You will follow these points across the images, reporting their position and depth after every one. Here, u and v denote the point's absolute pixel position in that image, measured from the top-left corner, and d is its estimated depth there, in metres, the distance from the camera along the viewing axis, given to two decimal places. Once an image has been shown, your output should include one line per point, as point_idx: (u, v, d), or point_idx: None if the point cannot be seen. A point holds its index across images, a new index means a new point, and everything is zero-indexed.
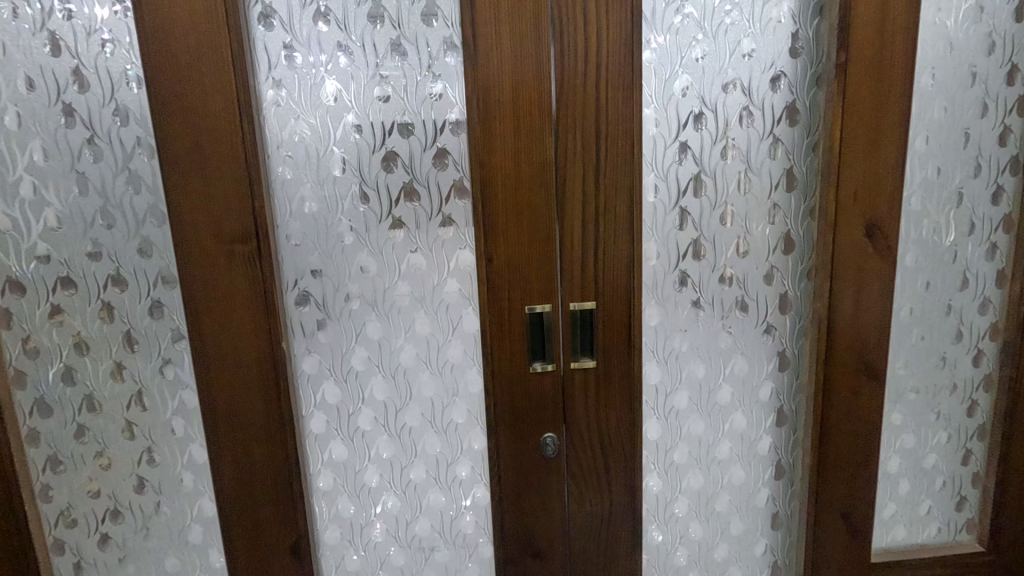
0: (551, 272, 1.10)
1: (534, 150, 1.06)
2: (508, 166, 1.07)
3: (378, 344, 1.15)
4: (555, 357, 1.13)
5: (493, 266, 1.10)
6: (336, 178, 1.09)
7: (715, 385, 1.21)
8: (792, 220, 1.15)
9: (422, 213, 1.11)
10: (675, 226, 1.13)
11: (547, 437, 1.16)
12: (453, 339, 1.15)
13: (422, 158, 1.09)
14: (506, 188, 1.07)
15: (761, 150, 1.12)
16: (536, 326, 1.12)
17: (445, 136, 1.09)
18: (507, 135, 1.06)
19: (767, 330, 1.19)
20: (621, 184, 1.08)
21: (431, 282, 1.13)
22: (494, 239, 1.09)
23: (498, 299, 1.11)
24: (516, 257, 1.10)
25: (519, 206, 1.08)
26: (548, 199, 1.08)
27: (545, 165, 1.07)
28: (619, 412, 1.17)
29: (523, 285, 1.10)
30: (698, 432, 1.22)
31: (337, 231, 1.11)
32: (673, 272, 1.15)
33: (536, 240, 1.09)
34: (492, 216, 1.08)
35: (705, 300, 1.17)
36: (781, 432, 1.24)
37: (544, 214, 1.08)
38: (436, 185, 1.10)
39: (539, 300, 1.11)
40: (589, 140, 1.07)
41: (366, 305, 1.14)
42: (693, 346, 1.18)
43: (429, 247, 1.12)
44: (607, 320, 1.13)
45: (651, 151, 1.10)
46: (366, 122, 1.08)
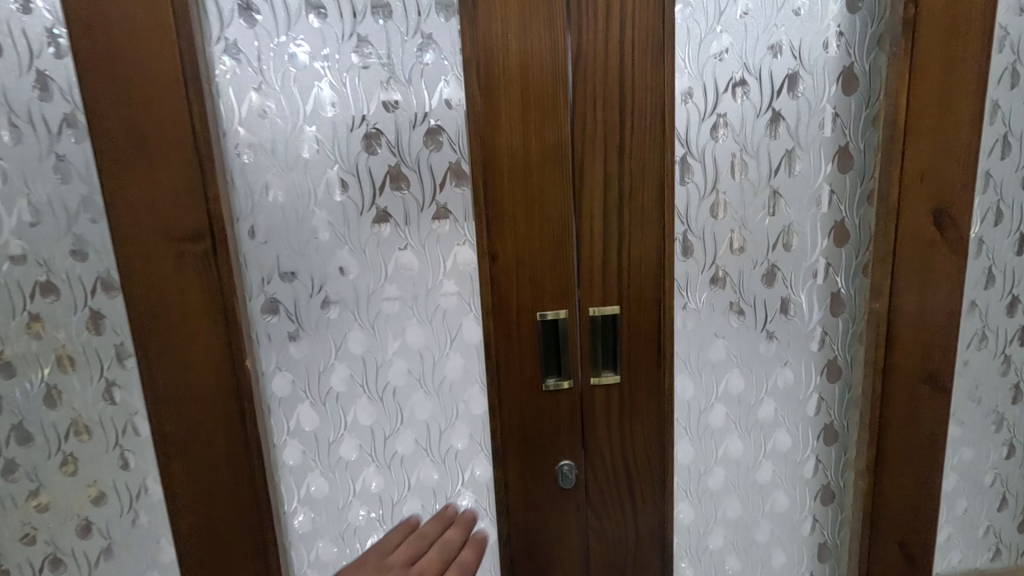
0: (566, 271, 0.93)
1: (545, 125, 0.89)
2: (514, 145, 0.89)
3: (363, 359, 0.97)
4: (573, 371, 0.96)
5: (498, 265, 0.92)
6: (307, 162, 0.91)
7: (755, 400, 1.04)
8: (846, 207, 0.99)
9: (412, 203, 0.93)
10: (711, 216, 0.97)
11: (563, 466, 0.99)
12: (451, 352, 0.98)
13: (411, 137, 0.91)
14: (511, 172, 0.90)
15: (811, 125, 0.95)
16: (550, 335, 0.95)
17: (438, 110, 0.91)
18: (513, 108, 0.88)
19: (815, 335, 1.03)
20: (650, 166, 0.91)
21: (425, 285, 0.95)
22: (498, 232, 0.91)
23: (504, 304, 0.93)
24: (524, 254, 0.92)
25: (527, 193, 0.90)
26: (562, 184, 0.90)
27: (559, 145, 0.89)
28: (646, 434, 1.00)
29: (533, 287, 0.93)
30: (737, 453, 1.06)
31: (311, 226, 0.92)
32: (708, 269, 0.98)
33: (549, 233, 0.91)
34: (496, 205, 0.90)
35: (745, 301, 1.00)
36: (831, 452, 1.08)
37: (557, 202, 0.91)
38: (429, 169, 0.92)
39: (552, 305, 0.94)
40: (612, 113, 0.89)
41: (347, 314, 0.95)
42: (731, 355, 1.02)
43: (421, 244, 0.94)
44: (632, 327, 0.96)
45: (684, 126, 0.93)
46: (342, 94, 0.89)
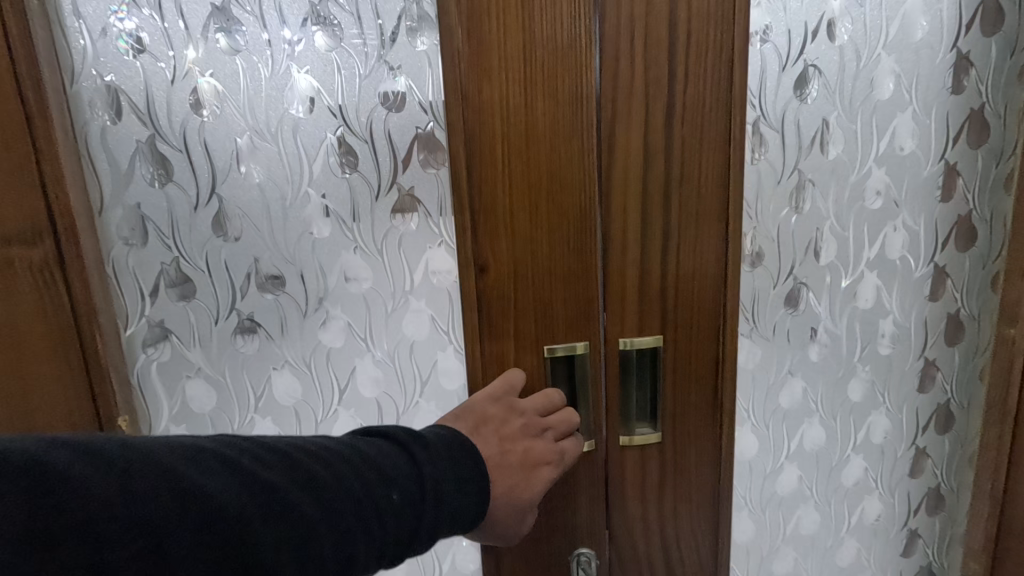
0: (588, 288, 0.64)
1: (559, 69, 0.59)
2: (513, 100, 0.59)
3: (297, 412, 0.68)
4: (595, 428, 0.68)
5: (489, 281, 0.62)
6: (201, 127, 0.60)
7: (839, 459, 0.77)
8: (973, 196, 0.71)
9: (362, 188, 0.63)
10: (790, 209, 0.69)
11: (580, 557, 0.71)
12: (423, 400, 0.70)
13: (361, 90, 0.61)
14: (509, 141, 0.59)
15: (935, 79, 0.68)
16: (562, 377, 0.67)
17: (401, 50, 0.61)
18: (512, 40, 0.57)
19: (923, 370, 0.76)
20: (711, 133, 0.62)
21: (384, 307, 0.67)
22: (490, 233, 0.61)
23: (498, 337, 0.64)
24: (528, 264, 0.63)
25: (532, 174, 0.60)
26: (582, 160, 0.61)
27: (580, 100, 0.60)
28: (696, 511, 0.72)
29: (540, 312, 0.64)
30: (812, 529, 0.79)
31: (207, 219, 0.62)
32: (783, 283, 0.70)
33: (563, 234, 0.62)
34: (487, 192, 0.60)
35: (830, 326, 0.73)
36: (934, 524, 0.82)
37: (577, 188, 0.62)
38: (387, 138, 0.63)
39: (568, 336, 0.65)
40: (658, 54, 0.60)
41: (271, 350, 0.66)
42: (810, 400, 0.74)
43: (378, 249, 0.65)
44: (679, 365, 0.68)
45: (758, 78, 0.65)
46: (255, 23, 0.59)
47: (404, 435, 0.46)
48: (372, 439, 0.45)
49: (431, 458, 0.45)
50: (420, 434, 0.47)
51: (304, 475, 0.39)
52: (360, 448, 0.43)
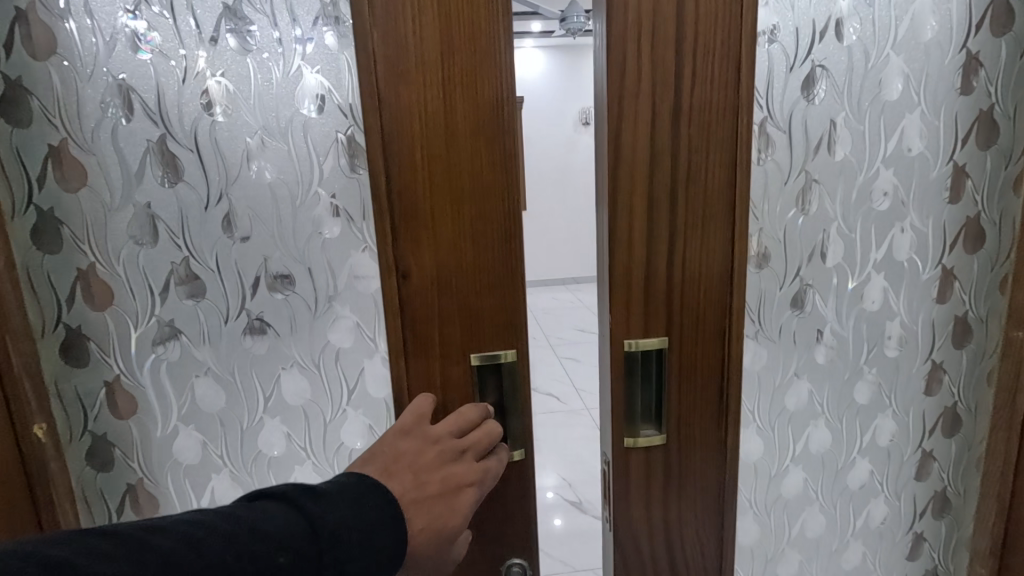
0: (513, 293, 0.64)
1: (477, 74, 0.58)
2: (432, 105, 0.59)
3: (223, 419, 0.67)
4: (524, 436, 0.67)
5: (412, 284, 0.63)
6: (116, 131, 0.58)
7: (845, 462, 0.76)
8: (981, 197, 0.71)
9: (284, 193, 0.62)
10: (796, 209, 0.68)
11: (512, 566, 0.71)
12: (351, 408, 0.69)
13: (278, 96, 0.60)
14: (428, 146, 0.60)
15: (943, 80, 0.67)
16: (493, 385, 0.66)
17: (320, 52, 0.60)
18: (429, 48, 0.57)
19: (931, 373, 0.75)
20: (718, 134, 0.62)
21: (308, 314, 0.65)
22: (413, 238, 0.62)
23: (421, 345, 0.65)
24: (451, 269, 0.63)
25: (452, 179, 0.61)
26: (503, 166, 0.61)
27: (498, 106, 0.60)
28: (700, 512, 0.72)
29: (465, 318, 0.64)
30: (817, 533, 0.79)
31: (124, 223, 0.60)
32: (789, 284, 0.70)
33: (484, 240, 0.62)
34: (408, 197, 0.61)
35: (834, 328, 0.72)
36: (940, 527, 0.81)
37: (497, 192, 0.61)
38: (308, 144, 0.61)
39: (491, 343, 0.65)
40: (664, 54, 0.59)
41: (192, 357, 0.64)
42: (816, 402, 0.74)
43: (300, 255, 0.64)
44: (681, 367, 0.67)
45: (765, 78, 0.64)
46: (167, 27, 0.57)
47: (297, 491, 0.41)
48: (260, 503, 0.40)
49: (330, 515, 0.40)
50: (320, 489, 0.42)
51: (159, 560, 0.34)
52: (237, 517, 0.38)
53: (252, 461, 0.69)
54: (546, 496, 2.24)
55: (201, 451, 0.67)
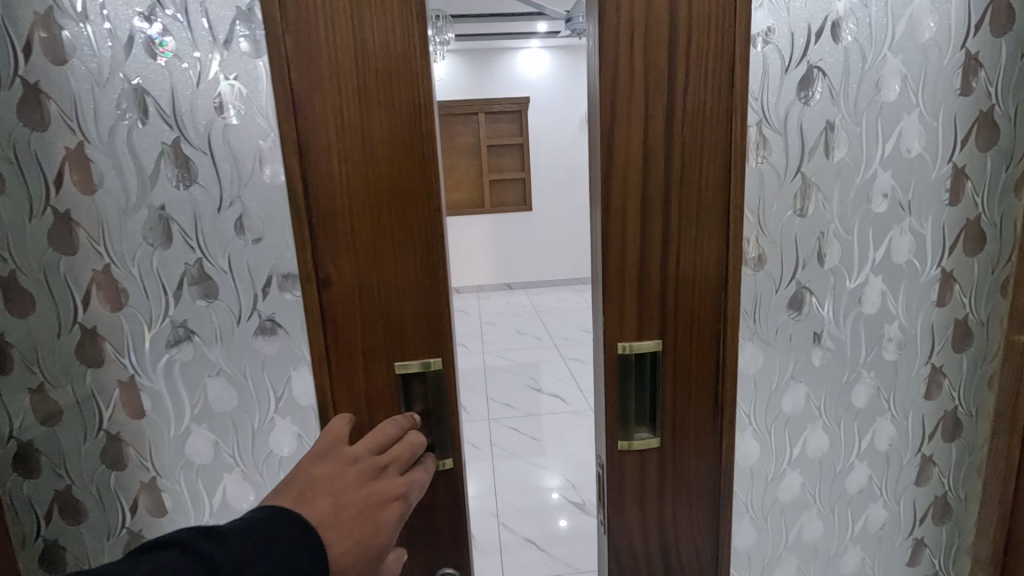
0: (436, 303, 0.63)
1: (395, 84, 0.57)
2: (348, 114, 0.58)
3: (146, 427, 0.65)
4: (451, 446, 0.66)
5: (333, 293, 0.62)
6: (32, 136, 0.57)
7: (843, 466, 0.76)
8: (982, 199, 0.70)
9: (205, 202, 0.61)
10: (793, 211, 0.68)
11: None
12: (277, 415, 0.67)
13: (196, 104, 0.58)
14: (346, 156, 0.59)
15: (943, 80, 0.67)
16: (425, 393, 0.66)
17: (236, 60, 0.58)
18: (343, 57, 0.56)
19: (931, 376, 0.74)
20: (711, 137, 0.62)
21: (231, 322, 0.64)
22: (332, 248, 0.61)
23: (344, 354, 0.64)
24: (373, 278, 0.62)
25: (371, 189, 0.60)
26: (422, 175, 0.60)
27: (415, 116, 0.58)
28: (697, 513, 0.72)
29: (388, 329, 0.63)
30: (815, 537, 0.78)
31: (48, 229, 0.58)
32: (786, 287, 0.70)
33: (404, 249, 0.61)
34: (326, 207, 0.59)
35: (830, 332, 0.72)
36: (940, 532, 0.80)
37: (417, 200, 0.60)
38: (227, 151, 0.60)
39: (415, 355, 0.64)
40: (657, 56, 0.59)
41: (117, 364, 0.62)
42: (814, 406, 0.73)
43: (223, 263, 0.62)
44: (675, 370, 0.67)
45: (761, 78, 0.64)
46: (81, 33, 0.55)
47: (193, 533, 0.37)
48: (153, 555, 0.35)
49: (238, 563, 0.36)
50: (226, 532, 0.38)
51: None
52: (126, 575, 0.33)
53: (181, 471, 0.67)
54: (551, 497, 2.24)
55: (127, 460, 0.65)
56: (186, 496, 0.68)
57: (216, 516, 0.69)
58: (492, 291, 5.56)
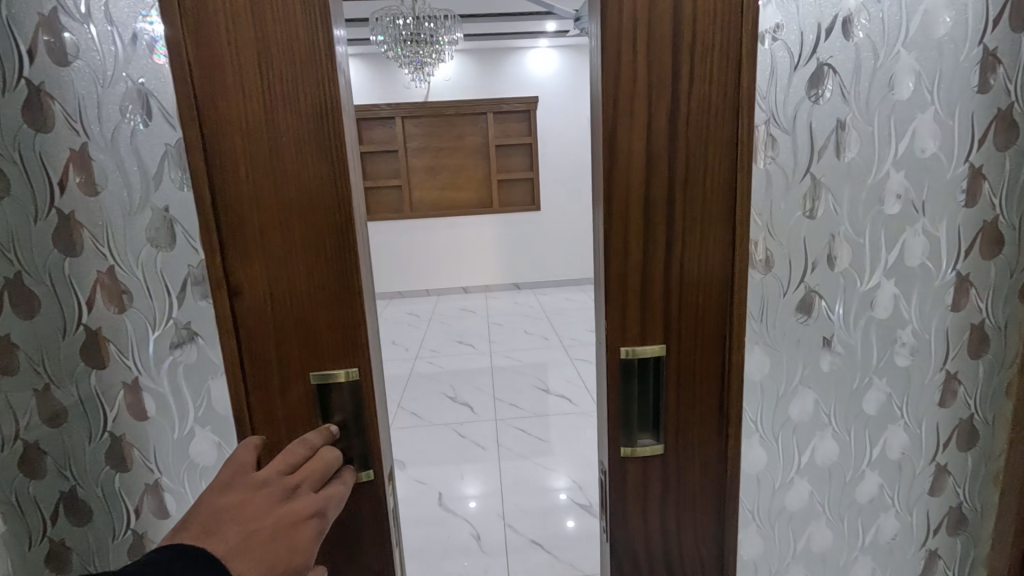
0: (352, 312, 0.60)
1: (299, 81, 0.54)
2: (253, 114, 0.54)
3: (63, 435, 0.63)
4: (373, 458, 0.63)
5: (244, 301, 0.58)
6: None
7: (853, 475, 0.74)
8: (999, 200, 0.67)
9: (113, 207, 0.58)
10: (801, 213, 0.66)
11: None
12: (198, 424, 0.65)
13: (100, 108, 0.56)
14: (252, 156, 0.55)
15: (958, 79, 0.64)
16: (347, 403, 0.62)
17: (141, 63, 0.56)
18: (246, 55, 0.53)
19: (945, 383, 0.72)
20: (717, 135, 0.60)
21: (146, 329, 0.62)
22: (242, 254, 0.57)
23: (260, 365, 0.60)
24: (285, 286, 0.58)
25: (280, 192, 0.56)
26: (332, 178, 0.56)
27: (323, 115, 0.55)
28: (702, 520, 0.70)
29: (304, 339, 0.60)
30: (823, 546, 0.76)
31: None
32: (794, 291, 0.68)
33: (317, 255, 0.58)
34: (234, 212, 0.56)
35: (840, 338, 0.69)
36: (955, 544, 0.77)
37: (328, 203, 0.57)
38: (134, 155, 0.58)
39: (332, 365, 0.61)
40: (660, 54, 0.57)
41: (31, 371, 0.61)
42: (822, 413, 0.71)
43: (135, 269, 0.60)
44: (681, 376, 0.66)
45: (768, 77, 0.62)
46: None
47: None
48: None
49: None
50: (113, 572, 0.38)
51: None
52: None
53: (102, 480, 0.65)
54: (558, 499, 2.22)
55: (45, 470, 0.64)
56: (107, 505, 0.66)
57: (140, 526, 0.67)
58: (501, 291, 5.55)
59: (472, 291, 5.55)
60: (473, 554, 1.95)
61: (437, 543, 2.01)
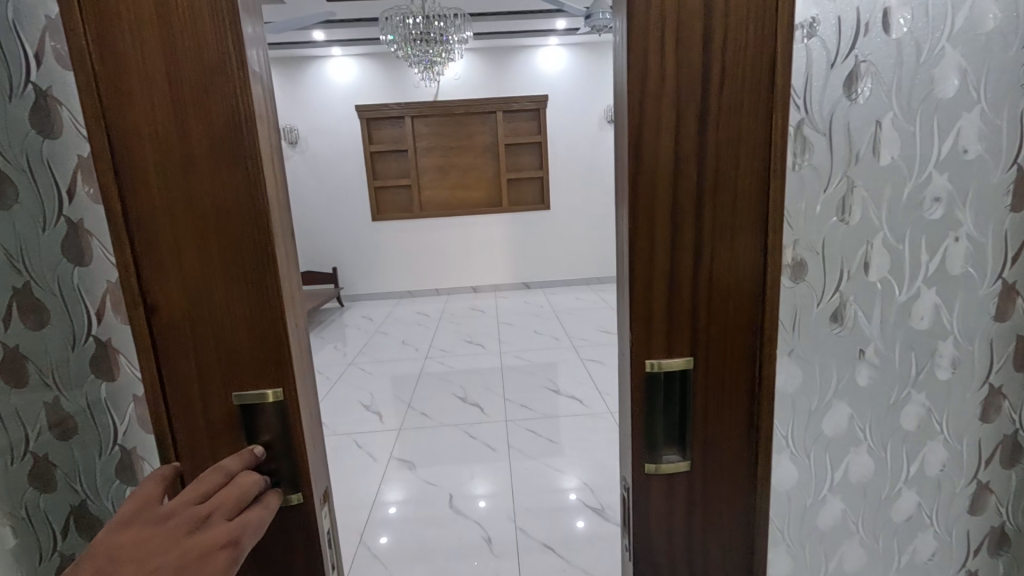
0: (273, 331, 0.55)
1: (208, 86, 0.50)
2: (163, 124, 0.50)
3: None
4: (302, 479, 0.59)
5: (162, 321, 0.54)
6: None
7: (889, 492, 0.70)
8: None
9: (25, 222, 0.55)
10: (836, 219, 0.62)
11: None
12: (123, 445, 0.62)
13: (7, 118, 0.53)
14: (164, 166, 0.51)
15: (1004, 75, 0.60)
16: (275, 424, 0.57)
17: (49, 71, 0.53)
18: (153, 63, 0.49)
19: (986, 397, 0.68)
20: (749, 137, 0.57)
21: (65, 347, 0.58)
22: (158, 271, 0.53)
23: (180, 389, 0.56)
24: (204, 304, 0.54)
25: (194, 206, 0.52)
26: (248, 191, 0.52)
27: (235, 122, 0.50)
28: (728, 538, 0.67)
29: (227, 360, 0.56)
30: (857, 566, 0.72)
31: None
32: (828, 299, 0.64)
33: (236, 271, 0.54)
34: (148, 226, 0.52)
35: (876, 348, 0.66)
36: (997, 565, 0.73)
37: (244, 214, 0.52)
38: (46, 168, 0.55)
39: (255, 385, 0.56)
40: (690, 55, 0.54)
41: None
42: (857, 427, 0.68)
43: (50, 286, 0.57)
44: (709, 388, 0.62)
45: (802, 76, 0.59)
46: None
47: None
48: None
49: None
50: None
51: None
52: None
53: (23, 502, 0.60)
54: (569, 500, 2.19)
55: None
56: (30, 527, 0.61)
57: (66, 549, 0.62)
58: (510, 291, 5.53)
59: (482, 291, 5.54)
60: (484, 554, 1.92)
61: (445, 543, 1.99)
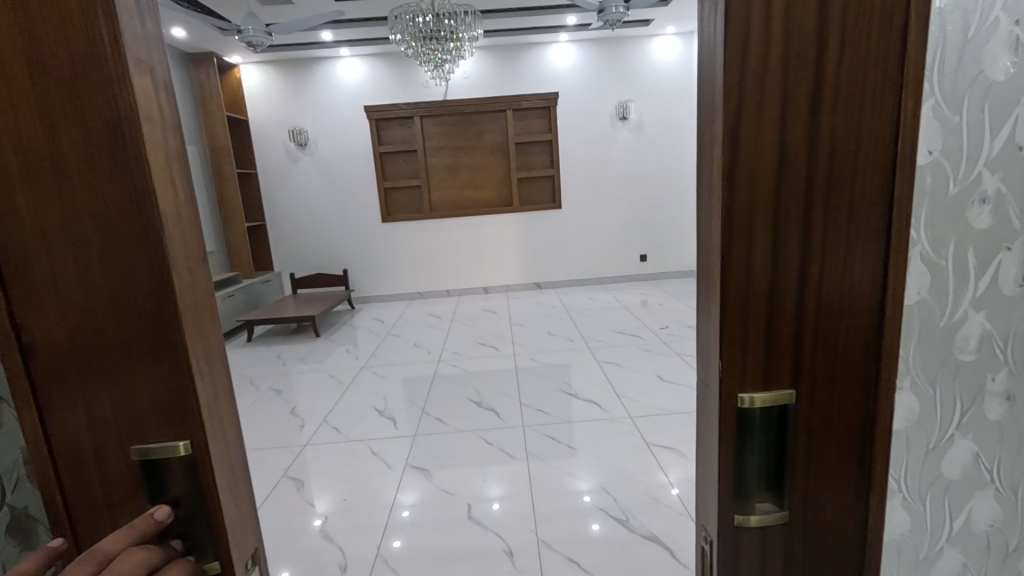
0: (176, 372, 0.46)
1: (79, 80, 0.40)
2: (29, 127, 0.40)
3: None
4: (222, 542, 0.50)
5: (42, 363, 0.44)
6: None
7: (1018, 541, 0.60)
8: None
9: None
10: (964, 222, 0.52)
11: None
12: (13, 504, 0.50)
13: None
14: (30, 179, 0.41)
15: None
16: (183, 480, 0.48)
17: None
18: (8, 53, 0.39)
19: None
20: (876, 123, 0.46)
21: None
22: (33, 304, 0.43)
23: (71, 448, 0.46)
24: (92, 345, 0.44)
25: (72, 226, 0.42)
26: (135, 207, 0.42)
27: (115, 122, 0.40)
28: None
29: (124, 411, 0.46)
30: None
31: None
32: (954, 318, 0.53)
33: (128, 304, 0.44)
34: (20, 254, 0.42)
35: (1009, 374, 0.55)
36: None
37: (131, 235, 0.42)
38: None
39: (159, 437, 0.47)
40: (802, 27, 0.44)
41: None
42: (983, 467, 0.57)
43: None
44: (813, 425, 0.52)
45: (935, 52, 0.48)
46: None
47: None
48: None
49: None
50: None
51: None
52: None
53: None
54: (582, 501, 2.10)
55: None
56: None
57: None
58: (523, 291, 5.42)
59: (494, 291, 5.44)
60: (501, 560, 1.81)
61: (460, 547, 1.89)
